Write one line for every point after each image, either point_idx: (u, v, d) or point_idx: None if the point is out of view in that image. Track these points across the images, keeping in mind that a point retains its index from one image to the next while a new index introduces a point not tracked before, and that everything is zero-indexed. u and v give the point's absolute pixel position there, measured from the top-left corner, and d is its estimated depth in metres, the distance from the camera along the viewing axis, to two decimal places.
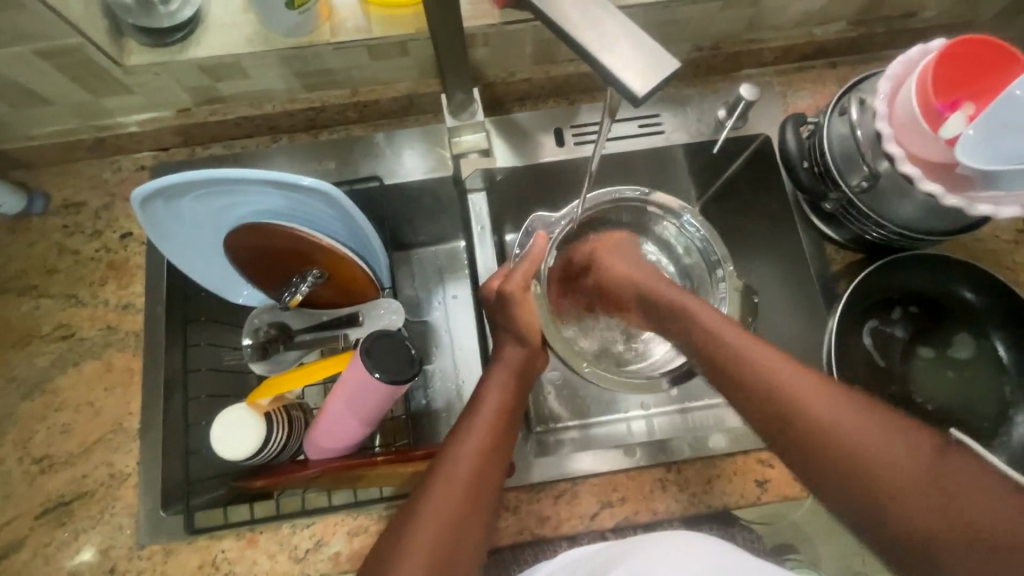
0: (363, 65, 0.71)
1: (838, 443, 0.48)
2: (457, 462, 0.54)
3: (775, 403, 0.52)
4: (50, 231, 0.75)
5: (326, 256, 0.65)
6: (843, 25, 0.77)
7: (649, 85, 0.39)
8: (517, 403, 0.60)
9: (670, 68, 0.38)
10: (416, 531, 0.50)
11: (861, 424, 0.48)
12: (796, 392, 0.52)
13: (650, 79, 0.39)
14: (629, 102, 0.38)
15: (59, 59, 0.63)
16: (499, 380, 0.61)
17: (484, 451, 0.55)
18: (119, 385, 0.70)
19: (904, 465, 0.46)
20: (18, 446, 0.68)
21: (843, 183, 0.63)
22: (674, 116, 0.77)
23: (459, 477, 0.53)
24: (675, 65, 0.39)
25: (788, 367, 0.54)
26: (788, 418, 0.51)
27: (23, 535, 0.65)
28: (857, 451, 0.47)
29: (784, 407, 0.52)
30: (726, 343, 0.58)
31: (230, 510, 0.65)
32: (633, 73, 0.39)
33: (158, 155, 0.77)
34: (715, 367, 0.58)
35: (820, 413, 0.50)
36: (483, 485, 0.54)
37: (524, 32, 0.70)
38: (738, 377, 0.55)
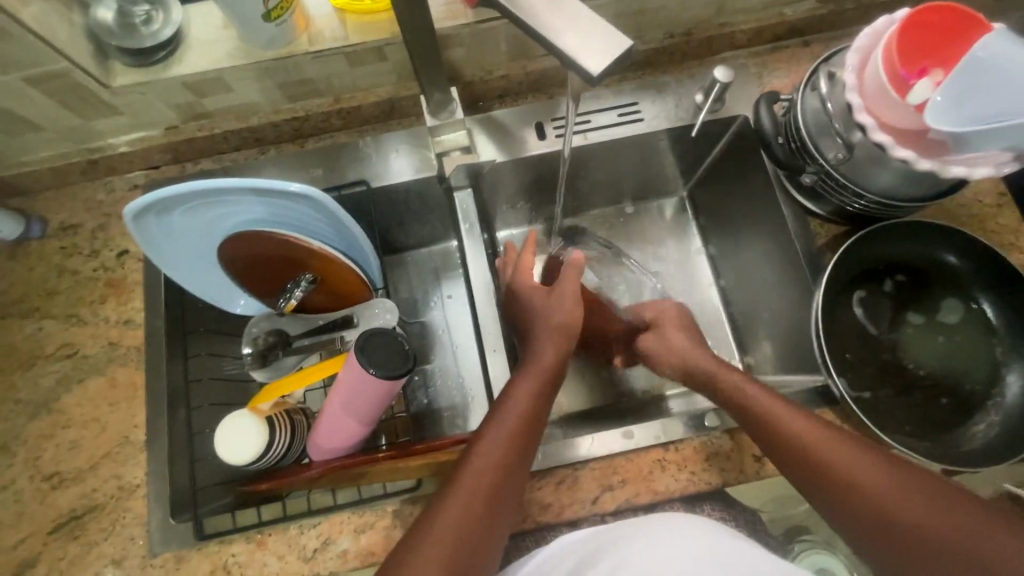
0: (343, 72, 0.73)
1: (867, 493, 0.52)
2: (488, 452, 0.56)
3: (812, 459, 0.55)
4: (48, 254, 0.76)
5: (317, 260, 0.66)
6: (812, 3, 0.78)
7: (604, 64, 0.40)
8: (543, 406, 0.62)
9: (622, 48, 0.40)
10: (433, 529, 0.51)
11: (887, 474, 0.52)
12: (819, 448, 0.55)
13: (606, 58, 0.40)
14: (584, 82, 0.40)
15: (47, 85, 0.65)
16: (528, 385, 0.62)
17: (509, 455, 0.56)
18: (124, 400, 0.71)
19: (885, 489, 0.51)
20: (28, 465, 0.69)
21: (818, 156, 0.64)
22: (653, 103, 0.78)
23: (488, 468, 0.55)
24: (628, 44, 0.40)
25: (815, 423, 0.57)
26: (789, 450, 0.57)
27: (38, 550, 0.66)
28: (885, 502, 0.51)
29: (811, 465, 0.55)
30: (766, 412, 0.59)
31: (238, 514, 0.66)
32: (589, 56, 0.40)
33: (149, 174, 0.79)
34: (754, 421, 0.60)
35: (849, 473, 0.53)
36: (502, 487, 0.55)
37: (497, 30, 0.71)
38: (780, 438, 0.57)
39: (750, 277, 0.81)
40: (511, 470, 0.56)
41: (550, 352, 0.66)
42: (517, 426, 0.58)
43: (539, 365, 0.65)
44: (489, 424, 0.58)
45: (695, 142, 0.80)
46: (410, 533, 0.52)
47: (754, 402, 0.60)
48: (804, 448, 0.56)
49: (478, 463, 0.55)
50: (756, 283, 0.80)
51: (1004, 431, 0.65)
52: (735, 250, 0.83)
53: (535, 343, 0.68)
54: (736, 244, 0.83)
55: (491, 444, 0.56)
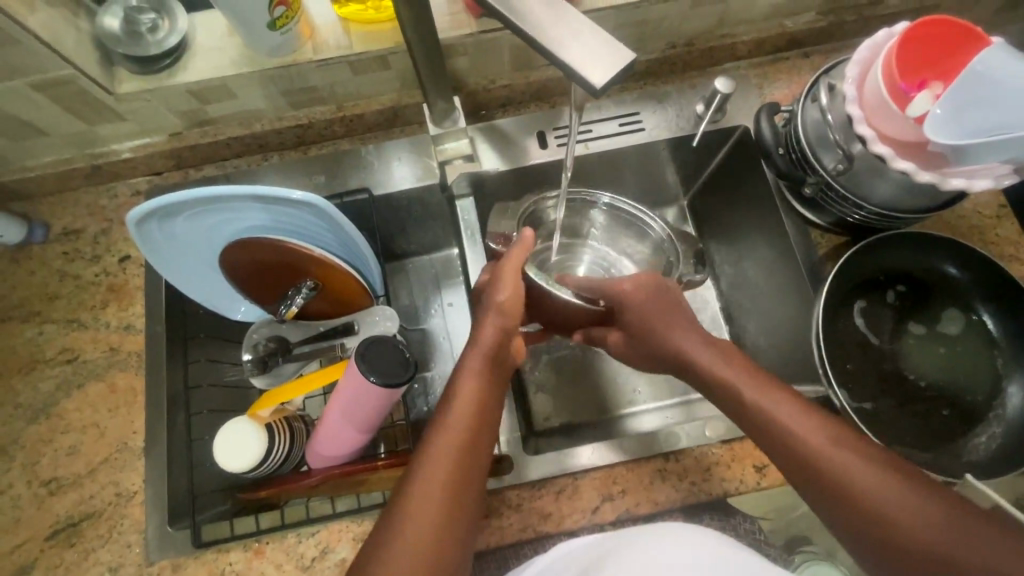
0: (346, 80, 0.73)
1: (857, 498, 0.49)
2: (440, 453, 0.53)
3: (799, 452, 0.52)
4: (51, 259, 0.76)
5: (319, 267, 0.66)
6: (813, 15, 0.79)
7: (606, 76, 0.40)
8: (495, 394, 0.59)
9: (626, 62, 0.40)
10: (401, 530, 0.50)
11: (880, 480, 0.49)
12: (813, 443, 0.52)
13: (609, 71, 0.40)
14: (588, 94, 0.40)
15: (53, 90, 0.65)
16: (473, 368, 0.59)
17: (465, 449, 0.54)
18: (123, 405, 0.71)
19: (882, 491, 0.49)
20: (26, 470, 0.69)
21: (819, 167, 0.64)
22: (654, 113, 0.78)
23: (440, 470, 0.52)
24: (631, 56, 0.40)
25: (812, 417, 0.54)
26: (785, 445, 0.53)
27: (34, 557, 0.66)
28: (877, 508, 0.49)
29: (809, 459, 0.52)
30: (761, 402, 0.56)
31: (236, 522, 0.66)
32: (591, 69, 0.40)
33: (153, 179, 0.79)
34: (744, 413, 0.57)
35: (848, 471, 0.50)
36: (463, 475, 0.53)
37: (500, 39, 0.71)
38: (770, 435, 0.54)
39: (750, 286, 0.81)
40: (470, 457, 0.54)
41: (491, 331, 0.61)
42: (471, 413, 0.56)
43: (482, 348, 0.60)
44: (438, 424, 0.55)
45: (696, 152, 0.81)
46: (376, 535, 0.50)
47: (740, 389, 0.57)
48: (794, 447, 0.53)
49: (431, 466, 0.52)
50: (757, 293, 0.80)
51: (1004, 443, 0.65)
52: (736, 259, 0.83)
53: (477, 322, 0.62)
54: (737, 254, 0.83)
55: (442, 448, 0.53)
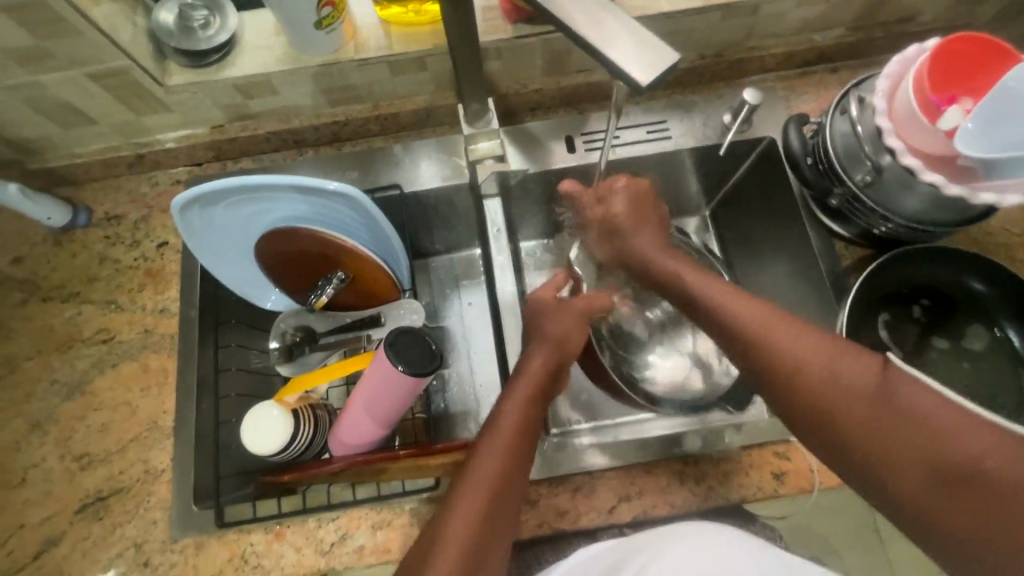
0: (384, 80, 0.75)
1: (830, 398, 0.47)
2: (486, 467, 0.54)
3: (770, 357, 0.51)
4: (92, 242, 0.79)
5: (350, 258, 0.68)
6: (843, 31, 0.80)
7: (652, 75, 0.41)
8: (538, 417, 0.60)
9: (670, 61, 0.41)
10: (445, 540, 0.50)
11: (852, 372, 0.47)
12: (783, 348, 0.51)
13: (653, 69, 0.41)
14: (633, 90, 0.41)
15: (107, 81, 0.68)
16: (520, 395, 0.60)
17: (509, 466, 0.54)
18: (155, 386, 0.73)
19: (852, 385, 0.47)
20: (59, 444, 0.71)
21: (846, 178, 0.65)
22: (681, 122, 0.80)
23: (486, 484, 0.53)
24: (675, 58, 0.41)
25: (809, 333, 0.51)
26: (757, 355, 0.53)
27: (63, 529, 0.68)
28: (854, 404, 0.46)
29: (779, 364, 0.51)
30: (734, 312, 0.55)
31: (259, 504, 0.67)
32: (637, 68, 0.41)
33: (192, 170, 0.82)
34: (738, 346, 0.54)
35: (818, 371, 0.49)
36: (506, 495, 0.53)
37: (535, 45, 0.73)
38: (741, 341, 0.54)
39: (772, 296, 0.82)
40: (510, 483, 0.54)
41: (539, 361, 0.63)
42: (515, 441, 0.56)
43: (529, 374, 0.62)
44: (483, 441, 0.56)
45: (721, 161, 0.82)
46: (425, 544, 0.51)
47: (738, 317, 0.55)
48: (764, 350, 0.52)
49: (476, 479, 0.53)
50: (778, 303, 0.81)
51: None
52: (759, 269, 0.84)
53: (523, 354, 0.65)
54: (760, 264, 0.84)
55: (489, 462, 0.54)
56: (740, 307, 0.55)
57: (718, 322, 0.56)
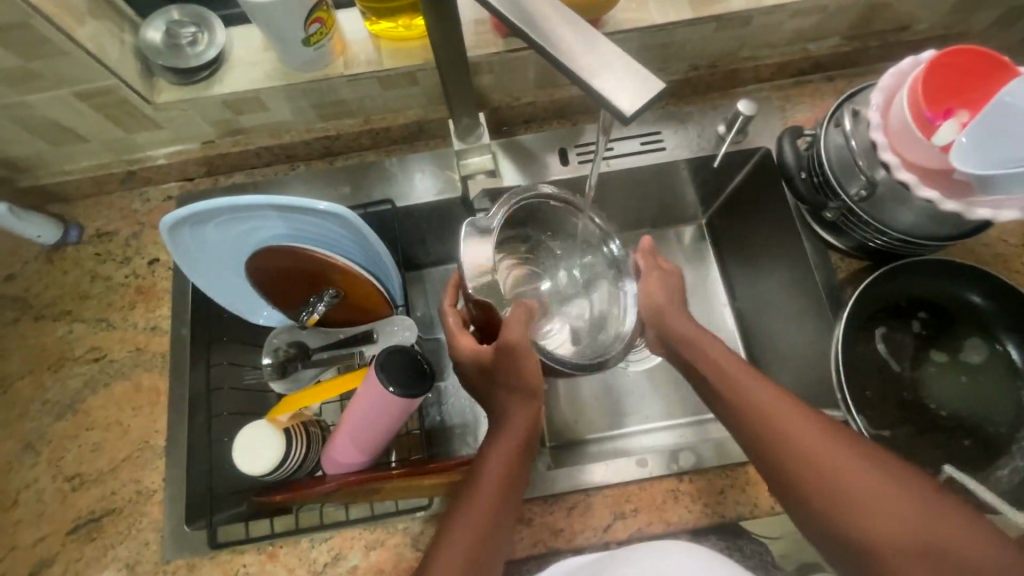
0: (374, 94, 0.75)
1: (837, 488, 0.51)
2: (462, 530, 0.53)
3: (782, 441, 0.54)
4: (84, 259, 0.79)
5: (340, 276, 0.68)
6: (838, 39, 0.79)
7: (638, 103, 0.40)
8: (521, 470, 0.57)
9: (657, 90, 0.39)
10: None
11: (857, 466, 0.52)
12: (797, 436, 0.54)
13: (639, 99, 0.40)
14: (618, 120, 0.39)
15: (95, 99, 0.68)
16: (503, 449, 0.57)
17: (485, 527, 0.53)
18: (147, 404, 0.73)
19: (858, 480, 0.51)
20: (51, 465, 0.71)
21: (841, 192, 0.64)
22: (676, 133, 0.79)
23: (460, 549, 0.52)
24: (661, 85, 0.40)
25: (811, 421, 0.55)
26: (767, 439, 0.55)
27: (55, 551, 0.67)
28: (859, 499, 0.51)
29: (791, 452, 0.54)
30: (751, 398, 0.57)
31: (252, 524, 0.67)
32: (622, 94, 0.40)
33: (184, 185, 0.82)
34: (752, 429, 0.56)
35: (831, 462, 0.52)
36: (484, 557, 0.53)
37: (527, 59, 0.73)
38: (756, 426, 0.56)
39: (769, 308, 0.82)
40: (490, 542, 0.53)
41: (522, 417, 0.59)
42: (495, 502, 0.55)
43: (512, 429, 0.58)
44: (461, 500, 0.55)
45: (715, 172, 0.82)
46: None
47: (784, 423, 0.55)
48: (776, 435, 0.55)
49: (452, 542, 0.53)
50: (775, 316, 0.81)
51: None
52: (756, 281, 0.84)
53: (494, 394, 0.61)
54: (756, 275, 0.84)
55: (465, 527, 0.53)
56: (757, 392, 0.57)
57: (732, 403, 0.58)
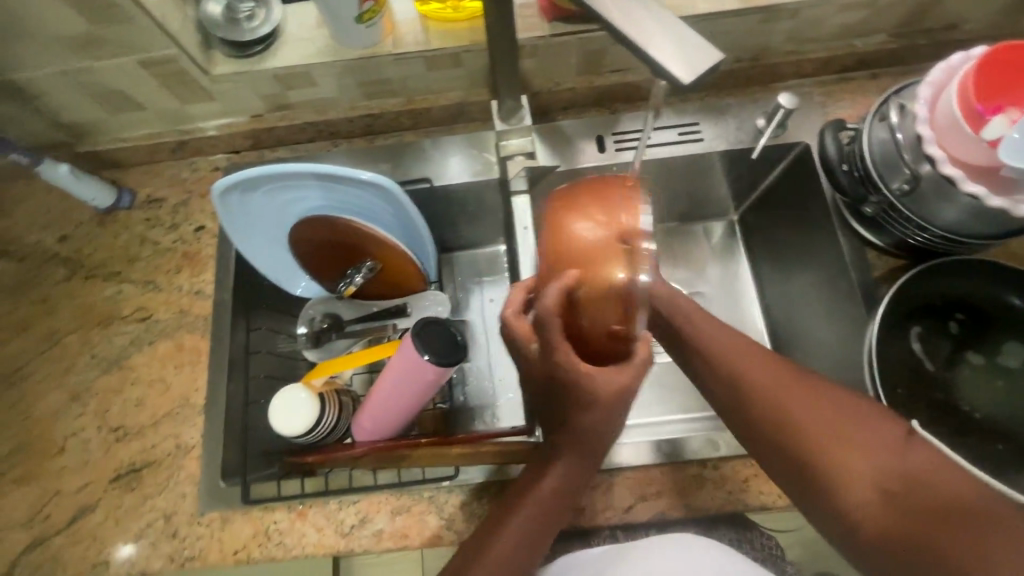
0: (419, 74, 0.77)
1: (799, 432, 0.52)
2: (512, 532, 0.53)
3: (743, 388, 0.55)
4: (134, 224, 0.82)
5: (378, 249, 0.70)
6: (884, 36, 0.78)
7: (695, 73, 0.41)
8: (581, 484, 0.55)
9: (714, 59, 0.41)
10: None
11: (816, 407, 0.52)
12: (757, 384, 0.55)
13: (696, 68, 0.41)
14: (676, 89, 0.41)
15: (156, 68, 0.71)
16: (569, 464, 0.54)
17: (533, 532, 0.53)
18: (188, 364, 0.76)
19: (817, 419, 0.52)
20: (97, 416, 0.74)
21: (883, 187, 0.64)
22: (713, 125, 0.80)
23: (508, 550, 0.52)
24: (718, 55, 0.41)
25: (769, 367, 0.56)
26: (731, 389, 0.56)
27: (97, 497, 0.71)
28: (820, 439, 0.51)
29: (753, 400, 0.55)
30: (714, 348, 0.58)
31: (283, 484, 0.69)
32: (679, 64, 0.41)
33: (231, 157, 0.85)
34: (716, 378, 0.57)
35: (793, 409, 0.53)
36: (525, 557, 0.53)
37: (571, 44, 0.74)
38: (722, 376, 0.57)
39: (801, 304, 0.81)
40: (534, 544, 0.54)
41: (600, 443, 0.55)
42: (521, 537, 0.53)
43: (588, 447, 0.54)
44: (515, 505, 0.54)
45: (752, 165, 0.82)
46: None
47: (751, 384, 0.55)
48: (737, 383, 0.56)
49: (503, 544, 0.53)
50: (807, 312, 0.80)
51: None
52: (788, 277, 0.83)
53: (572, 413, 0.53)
54: (789, 272, 0.83)
55: (516, 530, 0.53)
56: (721, 342, 0.58)
57: (698, 357, 0.59)
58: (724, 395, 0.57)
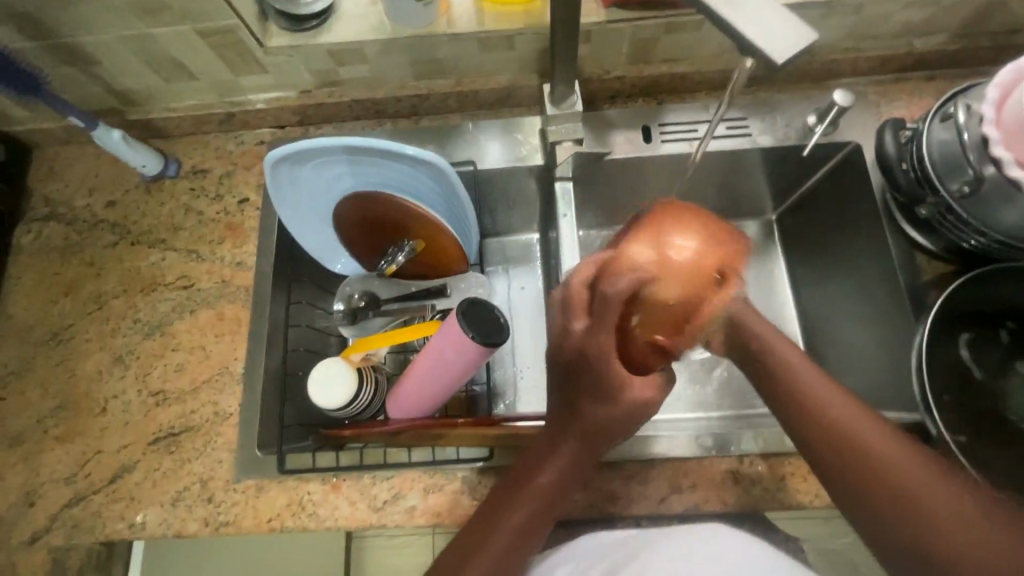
0: (471, 56, 0.76)
1: (872, 469, 0.49)
2: (506, 520, 0.51)
3: (813, 412, 0.53)
4: (179, 193, 0.83)
5: (422, 228, 0.70)
6: (945, 37, 0.77)
7: (790, 51, 0.41)
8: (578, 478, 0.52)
9: (809, 39, 0.41)
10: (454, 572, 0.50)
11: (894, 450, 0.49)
12: (830, 413, 0.52)
13: (791, 46, 0.41)
14: (770, 66, 0.41)
15: (214, 38, 0.71)
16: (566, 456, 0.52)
17: (527, 521, 0.51)
18: (228, 333, 0.77)
19: (893, 461, 0.48)
20: (139, 379, 0.75)
21: (941, 189, 0.63)
22: (762, 121, 0.79)
23: (500, 535, 0.51)
24: (811, 35, 0.42)
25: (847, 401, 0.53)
26: (802, 414, 0.54)
27: (137, 458, 0.72)
28: (893, 482, 0.48)
29: (822, 427, 0.52)
30: (795, 375, 0.56)
31: (318, 455, 0.70)
32: (774, 43, 0.41)
33: (276, 132, 0.85)
34: (788, 401, 0.55)
35: (868, 445, 0.50)
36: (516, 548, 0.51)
37: (626, 31, 0.73)
38: (796, 401, 0.54)
39: (842, 306, 0.80)
40: (528, 536, 0.52)
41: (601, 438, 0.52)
42: (522, 525, 0.51)
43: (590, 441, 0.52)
44: (512, 492, 0.53)
45: (800, 163, 0.81)
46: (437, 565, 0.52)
47: (823, 411, 0.53)
48: (809, 409, 0.53)
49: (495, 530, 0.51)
50: (849, 314, 0.79)
51: None
52: (829, 278, 0.82)
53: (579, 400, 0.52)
54: (831, 273, 0.82)
55: (510, 516, 0.51)
56: (800, 371, 0.56)
57: (773, 378, 0.57)
58: (791, 416, 0.55)
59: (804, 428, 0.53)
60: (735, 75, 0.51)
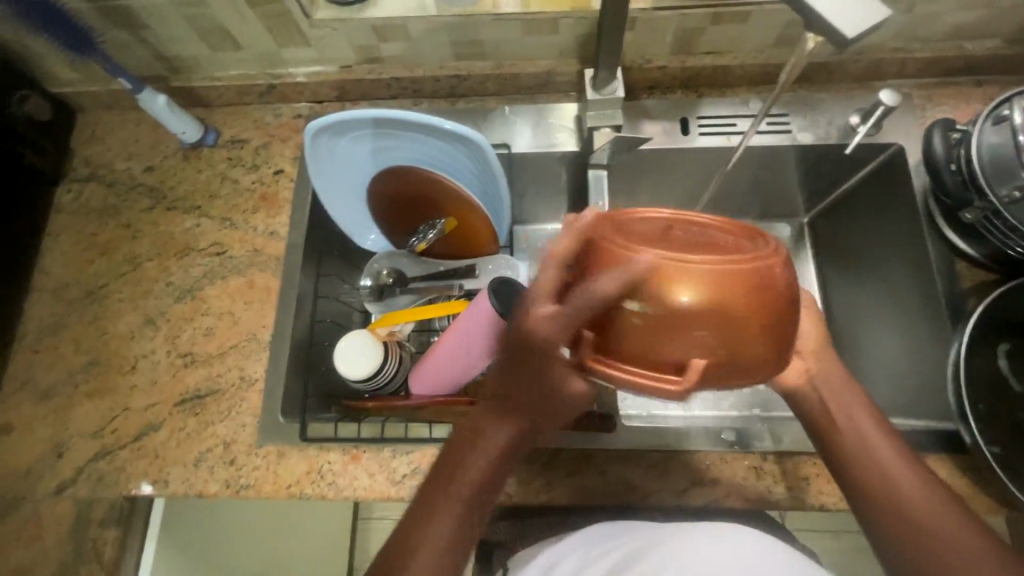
0: (513, 38, 0.76)
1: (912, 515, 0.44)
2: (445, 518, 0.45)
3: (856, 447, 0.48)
4: (216, 162, 0.84)
5: (454, 204, 0.72)
6: (998, 41, 0.75)
7: (859, 30, 0.42)
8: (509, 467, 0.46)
9: (878, 17, 0.42)
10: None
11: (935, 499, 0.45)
12: (872, 451, 0.47)
13: (861, 25, 0.42)
14: (839, 45, 0.42)
15: (262, 7, 0.72)
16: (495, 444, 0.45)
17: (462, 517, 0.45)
18: (258, 301, 0.78)
19: (933, 509, 0.44)
20: (168, 340, 0.77)
21: (989, 193, 0.61)
22: (803, 118, 0.77)
23: (437, 538, 0.45)
24: (880, 13, 0.43)
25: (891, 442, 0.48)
26: (845, 451, 0.48)
27: (163, 417, 0.73)
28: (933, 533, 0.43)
29: (862, 466, 0.47)
30: (838, 404, 0.49)
31: (340, 426, 0.71)
32: (845, 20, 0.42)
33: (314, 106, 0.86)
34: (826, 433, 0.49)
35: (911, 491, 0.45)
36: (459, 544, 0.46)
37: (672, 19, 0.72)
38: (839, 435, 0.49)
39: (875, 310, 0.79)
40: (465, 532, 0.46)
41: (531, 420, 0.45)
42: (453, 519, 0.45)
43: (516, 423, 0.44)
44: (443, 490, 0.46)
45: (839, 164, 0.79)
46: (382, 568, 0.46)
47: (866, 447, 0.47)
48: (852, 445, 0.48)
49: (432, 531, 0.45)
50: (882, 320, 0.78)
51: None
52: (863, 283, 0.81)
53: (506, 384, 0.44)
54: (865, 277, 0.81)
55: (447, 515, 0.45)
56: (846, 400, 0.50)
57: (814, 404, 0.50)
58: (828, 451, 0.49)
59: (834, 453, 0.49)
60: (793, 63, 0.54)
